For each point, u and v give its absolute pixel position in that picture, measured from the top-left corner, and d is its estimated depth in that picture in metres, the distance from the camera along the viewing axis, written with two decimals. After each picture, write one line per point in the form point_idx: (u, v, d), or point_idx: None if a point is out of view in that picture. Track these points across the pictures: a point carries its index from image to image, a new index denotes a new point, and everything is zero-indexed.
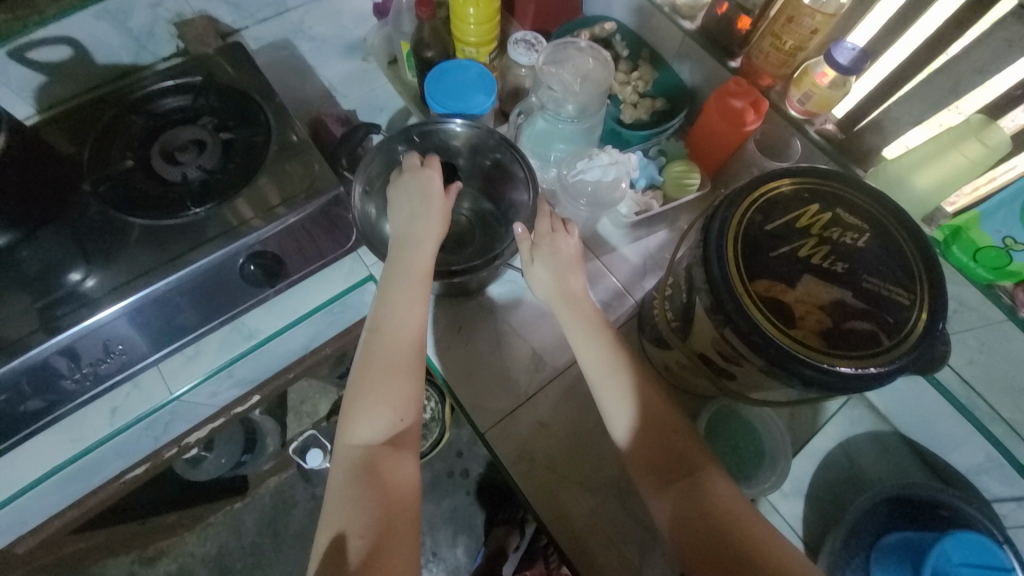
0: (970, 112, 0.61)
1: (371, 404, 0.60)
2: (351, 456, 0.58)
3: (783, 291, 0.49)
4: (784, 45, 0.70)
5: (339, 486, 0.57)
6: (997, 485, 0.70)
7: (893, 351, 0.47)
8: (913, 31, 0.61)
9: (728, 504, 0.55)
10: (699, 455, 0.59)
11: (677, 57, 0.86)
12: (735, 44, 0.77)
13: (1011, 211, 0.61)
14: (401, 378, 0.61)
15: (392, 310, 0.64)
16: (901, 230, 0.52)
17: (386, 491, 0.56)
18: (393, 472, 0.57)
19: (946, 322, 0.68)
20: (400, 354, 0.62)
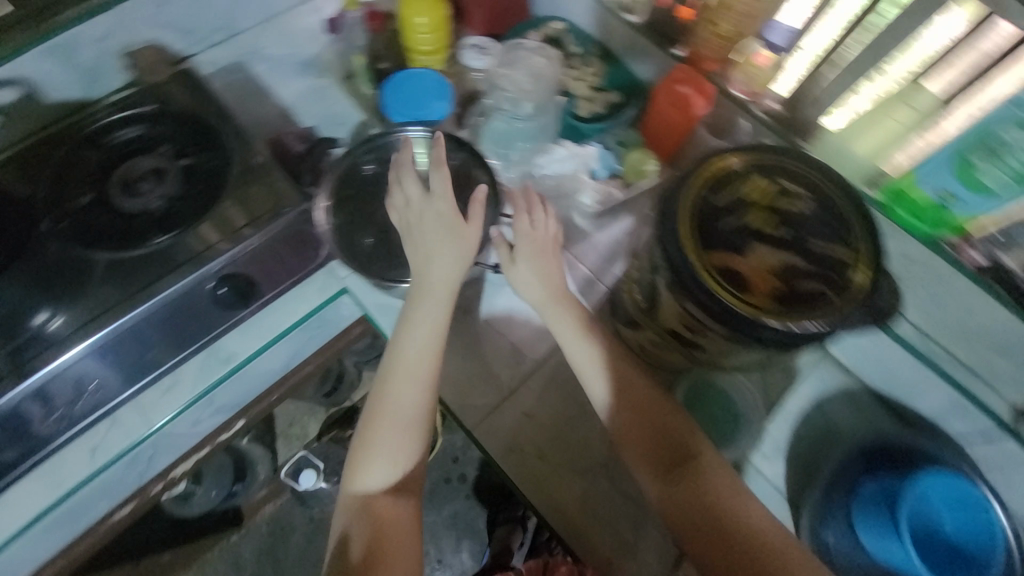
0: (903, 74, 0.63)
1: (376, 454, 0.65)
2: (355, 503, 0.64)
3: (736, 261, 0.51)
4: (722, 30, 0.75)
5: (343, 528, 0.64)
6: (957, 424, 0.75)
7: (840, 307, 0.50)
8: (838, 8, 0.65)
9: (719, 530, 0.60)
10: (694, 476, 0.62)
11: (626, 52, 0.90)
12: (677, 33, 0.82)
13: (947, 167, 0.62)
14: (413, 418, 0.66)
15: (400, 377, 0.67)
16: (841, 195, 0.55)
17: (383, 532, 0.62)
18: (393, 516, 0.64)
19: (891, 279, 0.73)
20: (402, 402, 0.66)
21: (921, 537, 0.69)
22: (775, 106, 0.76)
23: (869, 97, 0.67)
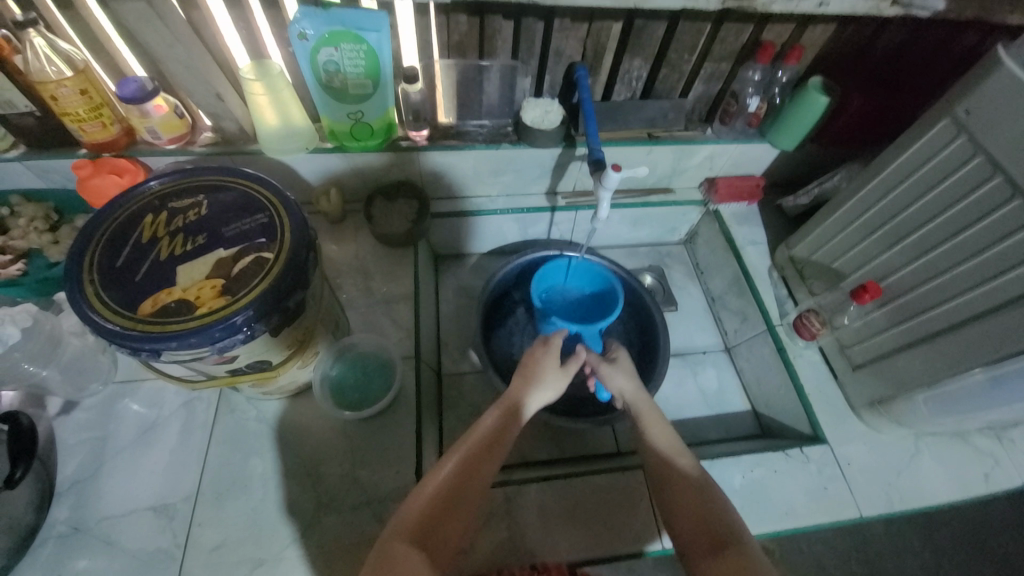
0: (244, 69, 0.76)
1: (451, 487, 0.54)
2: (410, 514, 0.52)
3: (168, 293, 0.52)
4: (84, 117, 0.75)
5: (399, 544, 0.49)
6: (532, 229, 1.08)
7: (278, 254, 0.55)
8: (143, 50, 0.73)
9: (677, 456, 0.59)
10: (664, 427, 0.63)
11: (49, 180, 0.82)
12: (73, 139, 0.80)
13: (333, 103, 0.81)
14: (474, 469, 0.56)
15: (547, 378, 0.67)
16: (225, 181, 0.61)
17: (433, 554, 0.50)
18: (447, 540, 0.52)
19: (407, 183, 0.96)
20: (499, 434, 0.59)
21: (582, 307, 0.96)
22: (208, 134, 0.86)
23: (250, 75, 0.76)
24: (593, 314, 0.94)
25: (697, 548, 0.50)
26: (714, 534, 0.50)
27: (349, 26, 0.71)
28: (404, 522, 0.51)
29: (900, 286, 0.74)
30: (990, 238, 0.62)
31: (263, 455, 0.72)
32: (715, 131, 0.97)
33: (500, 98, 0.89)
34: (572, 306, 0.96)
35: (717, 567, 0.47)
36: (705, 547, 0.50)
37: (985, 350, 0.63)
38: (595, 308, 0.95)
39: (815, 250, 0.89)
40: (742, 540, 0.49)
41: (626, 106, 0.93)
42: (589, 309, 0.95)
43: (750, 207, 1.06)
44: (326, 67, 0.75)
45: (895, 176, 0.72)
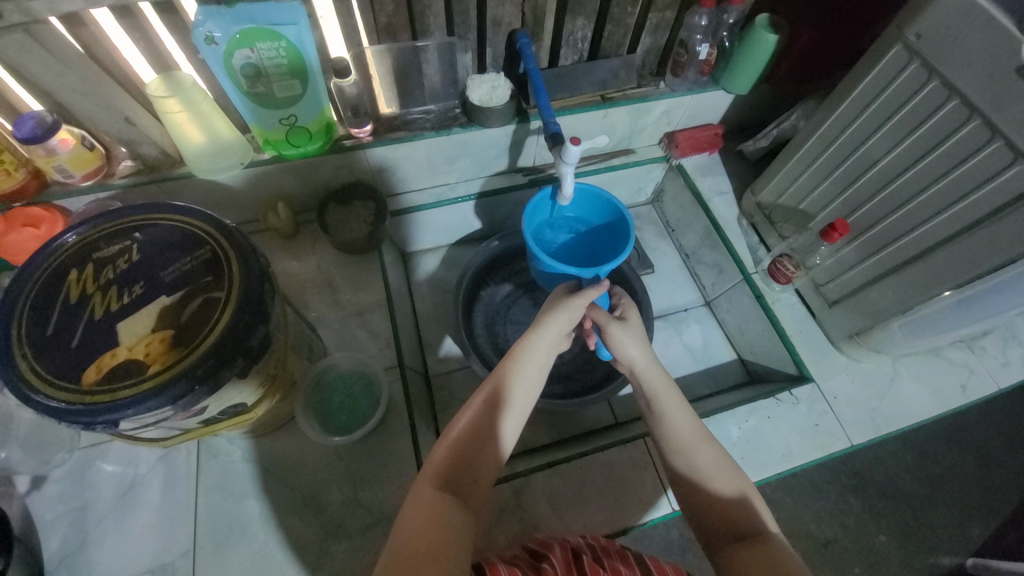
0: (150, 85, 0.68)
1: (466, 441, 0.53)
2: (435, 461, 0.52)
3: (113, 355, 0.48)
4: None
5: (425, 492, 0.49)
6: (497, 212, 1.05)
7: (229, 292, 0.51)
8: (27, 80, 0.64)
9: (698, 444, 0.56)
10: (679, 399, 0.59)
11: None
12: None
13: (260, 110, 0.74)
14: (488, 431, 0.53)
15: (567, 304, 0.62)
16: (153, 218, 0.55)
17: (464, 498, 0.50)
18: (479, 479, 0.52)
19: (360, 184, 0.90)
20: (507, 397, 0.55)
21: (584, 240, 0.90)
22: (127, 163, 0.78)
23: (159, 91, 0.68)
24: (596, 250, 0.89)
25: (718, 538, 0.53)
26: (735, 528, 0.52)
27: (261, 23, 0.64)
28: (429, 471, 0.51)
29: (867, 220, 0.74)
30: (950, 163, 0.62)
31: (258, 495, 0.69)
32: (668, 84, 0.93)
33: (443, 81, 0.84)
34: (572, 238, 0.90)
35: (741, 557, 0.49)
36: (727, 538, 0.52)
37: (954, 273, 0.65)
38: (601, 241, 0.88)
39: (780, 193, 0.89)
40: (763, 531, 0.51)
41: (576, 71, 0.89)
42: (591, 242, 0.90)
43: (712, 156, 1.04)
44: (245, 71, 0.68)
45: (853, 109, 0.72)
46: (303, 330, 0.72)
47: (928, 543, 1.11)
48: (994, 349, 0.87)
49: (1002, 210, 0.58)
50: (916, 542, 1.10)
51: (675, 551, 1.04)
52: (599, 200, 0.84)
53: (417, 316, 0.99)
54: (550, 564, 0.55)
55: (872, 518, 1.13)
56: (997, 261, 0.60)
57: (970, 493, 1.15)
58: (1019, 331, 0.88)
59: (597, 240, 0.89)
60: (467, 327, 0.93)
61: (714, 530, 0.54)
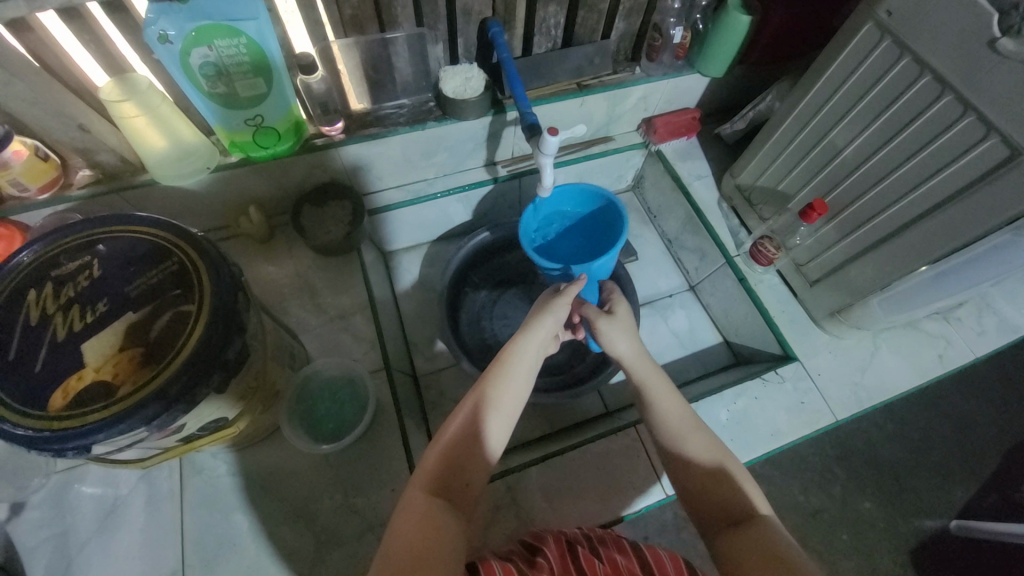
0: (103, 91, 0.63)
1: (455, 448, 0.52)
2: (427, 467, 0.51)
3: (79, 378, 0.45)
4: None
5: (417, 499, 0.48)
6: (478, 207, 1.03)
7: (200, 305, 0.49)
8: None
9: (687, 431, 0.58)
10: (667, 388, 0.61)
11: None
12: None
13: (225, 111, 0.71)
14: (476, 439, 0.53)
15: (552, 307, 0.63)
16: (114, 231, 0.52)
17: (457, 503, 0.50)
18: (471, 484, 0.52)
19: (334, 184, 0.88)
20: (493, 403, 0.55)
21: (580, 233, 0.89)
22: (85, 172, 0.74)
23: (112, 97, 0.64)
24: (594, 240, 0.88)
25: (712, 524, 0.53)
26: (728, 512, 0.53)
27: (218, 19, 0.61)
28: (421, 477, 0.51)
29: (845, 199, 0.75)
30: (925, 138, 0.62)
31: (246, 508, 0.67)
32: (644, 70, 0.92)
33: (416, 74, 0.81)
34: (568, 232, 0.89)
35: (734, 543, 0.50)
36: (719, 525, 0.53)
37: (930, 248, 0.65)
38: (597, 231, 0.87)
39: (759, 175, 0.89)
40: (755, 515, 0.52)
41: (550, 59, 0.87)
42: (586, 233, 0.89)
43: (690, 140, 1.04)
44: (204, 71, 0.65)
45: (828, 89, 0.72)
46: (282, 337, 0.70)
47: (911, 507, 1.14)
48: (970, 319, 0.89)
49: (974, 184, 0.58)
50: (900, 506, 1.14)
51: (670, 530, 1.06)
52: (586, 190, 0.84)
53: (402, 315, 0.98)
54: (546, 559, 0.54)
55: (857, 485, 1.17)
56: (973, 235, 0.61)
57: (949, 456, 1.19)
58: (993, 301, 0.91)
59: (592, 229, 0.88)
60: (453, 324, 0.92)
61: (707, 515, 0.54)
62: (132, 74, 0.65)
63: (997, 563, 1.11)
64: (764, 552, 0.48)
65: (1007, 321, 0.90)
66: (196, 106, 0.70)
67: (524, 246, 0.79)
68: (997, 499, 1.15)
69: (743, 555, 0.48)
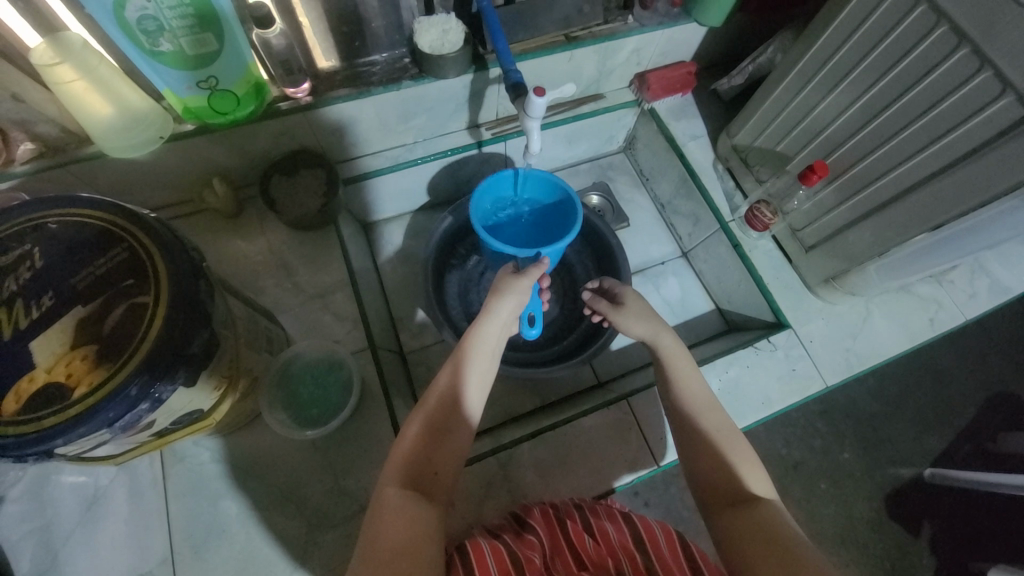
0: (34, 54, 0.56)
1: (426, 438, 0.52)
2: (397, 460, 0.50)
3: (29, 380, 0.42)
4: None
5: (391, 490, 0.47)
6: (461, 173, 0.98)
7: (157, 295, 0.44)
8: None
9: (704, 410, 0.58)
10: (689, 366, 0.62)
11: None
12: None
13: (172, 72, 0.63)
14: (446, 429, 0.53)
15: (513, 286, 0.61)
16: (55, 216, 0.47)
17: (430, 493, 0.49)
18: (441, 473, 0.51)
19: (305, 152, 0.81)
20: (458, 393, 0.54)
21: (537, 222, 0.83)
22: (28, 146, 0.67)
23: (44, 61, 0.56)
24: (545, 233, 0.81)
25: (712, 503, 0.53)
26: (729, 492, 0.53)
27: None
28: (393, 470, 0.50)
29: (847, 162, 0.71)
30: (936, 96, 0.58)
31: (233, 494, 0.66)
32: (637, 19, 0.85)
33: (389, 27, 0.74)
34: (525, 217, 0.82)
35: (733, 523, 0.50)
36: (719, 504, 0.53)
37: (933, 213, 0.63)
38: (555, 222, 0.81)
39: (757, 136, 0.85)
40: (758, 498, 0.51)
41: (536, 7, 0.79)
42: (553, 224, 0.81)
43: (684, 97, 0.98)
44: (143, 26, 0.57)
45: (838, 39, 0.66)
46: (256, 320, 0.67)
47: (890, 460, 1.18)
48: (962, 282, 0.89)
49: (984, 146, 0.55)
50: (879, 460, 1.18)
51: (658, 487, 1.08)
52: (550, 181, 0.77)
53: (386, 289, 0.94)
54: (537, 536, 0.55)
55: (838, 438, 1.20)
56: (978, 201, 0.58)
57: (928, 410, 1.22)
58: (986, 264, 0.90)
59: (549, 220, 0.82)
60: (439, 298, 0.89)
61: (710, 493, 0.54)
62: (63, 32, 0.57)
63: (966, 509, 1.17)
64: (761, 534, 0.47)
65: (998, 283, 0.89)
66: (140, 66, 0.63)
67: (473, 223, 0.73)
68: (971, 449, 1.19)
69: (741, 536, 0.48)
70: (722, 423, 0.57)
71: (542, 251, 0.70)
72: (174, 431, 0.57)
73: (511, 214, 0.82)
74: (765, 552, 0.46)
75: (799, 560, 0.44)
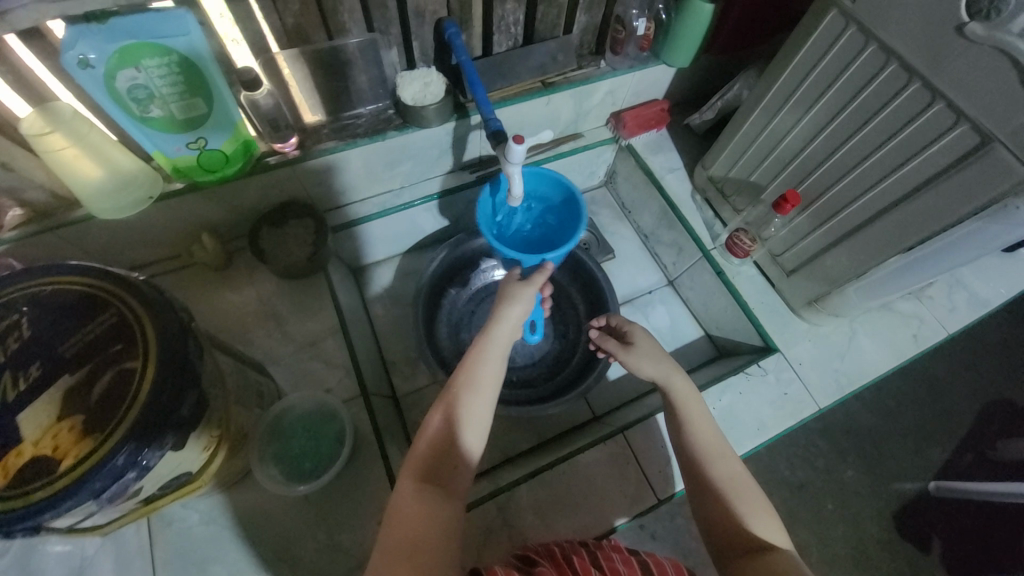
0: (25, 126, 0.57)
1: (443, 430, 0.50)
2: (416, 454, 0.50)
3: (13, 455, 0.41)
4: None
5: (408, 486, 0.48)
6: (448, 215, 1.00)
7: (146, 360, 0.44)
8: None
9: (717, 456, 0.58)
10: (698, 406, 0.62)
11: None
12: None
13: (162, 136, 0.65)
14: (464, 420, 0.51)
15: (518, 291, 0.62)
16: (44, 285, 0.48)
17: (449, 485, 0.49)
18: (460, 470, 0.50)
19: (293, 203, 0.83)
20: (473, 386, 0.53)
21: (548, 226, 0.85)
22: (17, 212, 0.68)
23: (35, 131, 0.57)
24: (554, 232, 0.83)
25: (726, 556, 0.53)
26: (742, 540, 0.52)
27: (143, 37, 0.55)
28: (413, 463, 0.50)
29: (817, 190, 0.74)
30: (893, 128, 0.62)
31: (224, 557, 0.64)
32: (609, 64, 0.89)
33: (372, 83, 0.77)
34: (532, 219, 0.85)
35: (749, 575, 0.50)
36: (732, 556, 0.52)
37: (904, 236, 0.65)
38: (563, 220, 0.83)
39: (730, 168, 0.88)
40: (773, 546, 0.51)
41: (512, 58, 0.83)
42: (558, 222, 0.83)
43: (659, 133, 1.02)
44: (134, 95, 0.59)
45: (797, 77, 0.70)
46: (246, 373, 0.66)
47: (893, 476, 1.18)
48: (941, 297, 0.91)
49: (945, 172, 0.58)
50: (882, 477, 1.17)
51: (663, 519, 1.06)
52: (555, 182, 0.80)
53: (377, 333, 0.94)
54: (544, 567, 0.54)
55: (838, 456, 1.19)
56: (944, 223, 0.61)
57: (923, 422, 1.23)
58: (962, 277, 0.93)
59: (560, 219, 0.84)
60: (430, 340, 0.89)
61: (723, 543, 0.54)
62: (55, 103, 0.58)
63: (973, 523, 1.15)
64: None
65: (977, 295, 0.92)
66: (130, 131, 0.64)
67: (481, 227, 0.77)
68: (971, 460, 1.19)
69: None
70: (732, 471, 0.57)
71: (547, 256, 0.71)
72: (162, 496, 0.56)
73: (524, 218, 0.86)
74: None
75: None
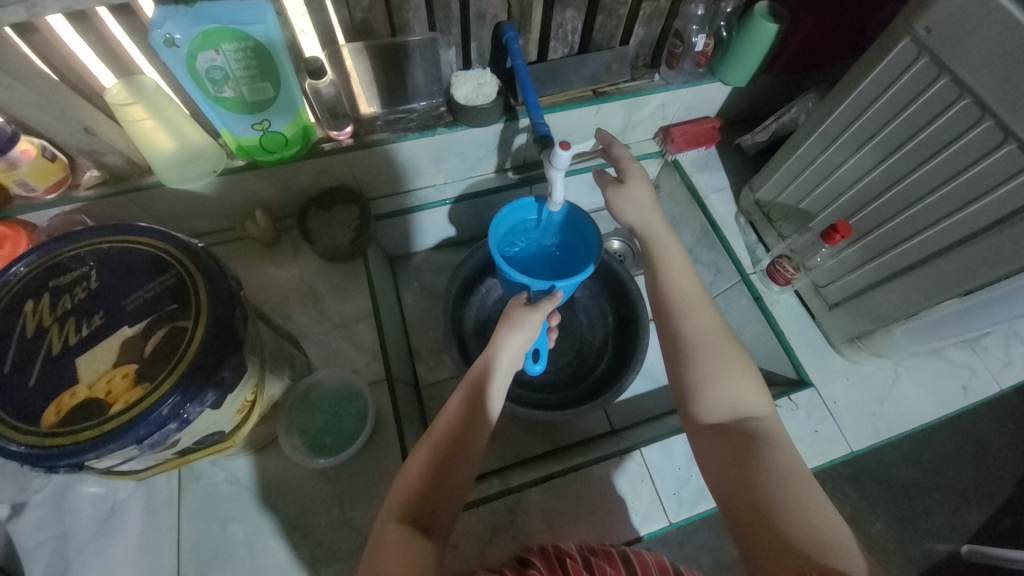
0: (110, 94, 0.62)
1: (428, 474, 0.52)
2: (399, 496, 0.52)
3: (71, 395, 0.45)
4: None
5: (389, 526, 0.49)
6: (486, 213, 1.01)
7: (199, 321, 0.48)
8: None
9: (711, 364, 0.59)
10: (699, 301, 0.64)
11: None
12: None
13: (232, 116, 0.69)
14: (449, 469, 0.53)
15: (523, 321, 0.62)
16: (114, 242, 0.52)
17: (431, 526, 0.50)
18: (443, 510, 0.51)
19: (342, 189, 0.86)
20: (458, 435, 0.55)
21: (554, 254, 0.83)
22: (92, 172, 0.74)
23: (117, 99, 0.62)
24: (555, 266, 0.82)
25: (712, 455, 0.56)
26: (729, 440, 0.55)
27: (225, 22, 0.59)
28: (392, 504, 0.51)
29: (870, 222, 0.71)
30: (960, 165, 0.59)
31: (242, 517, 0.67)
32: (663, 77, 0.89)
33: (430, 82, 0.79)
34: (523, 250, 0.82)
35: (732, 476, 0.52)
36: (720, 450, 0.55)
37: (960, 281, 0.62)
38: (569, 255, 0.82)
39: (780, 191, 0.86)
40: (756, 444, 0.54)
41: (566, 65, 0.84)
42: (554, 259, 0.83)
43: (708, 150, 1.01)
44: (211, 76, 0.63)
45: (859, 106, 0.68)
46: (282, 344, 0.70)
47: (926, 534, 1.10)
48: (997, 348, 0.85)
49: (1015, 216, 0.55)
50: (913, 534, 1.10)
51: (672, 543, 1.03)
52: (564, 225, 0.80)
53: (407, 322, 0.97)
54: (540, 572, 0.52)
55: (868, 505, 1.13)
56: (1007, 269, 0.57)
57: (963, 479, 1.15)
58: None
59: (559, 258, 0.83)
60: (458, 332, 0.91)
61: (711, 439, 0.57)
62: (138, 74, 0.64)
63: None
64: (754, 497, 0.50)
65: None
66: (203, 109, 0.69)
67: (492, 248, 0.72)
68: None
69: (735, 489, 0.51)
70: (721, 366, 0.59)
71: (558, 285, 0.69)
72: (194, 453, 0.59)
73: (532, 240, 0.83)
74: (755, 512, 0.49)
75: (784, 518, 0.47)
